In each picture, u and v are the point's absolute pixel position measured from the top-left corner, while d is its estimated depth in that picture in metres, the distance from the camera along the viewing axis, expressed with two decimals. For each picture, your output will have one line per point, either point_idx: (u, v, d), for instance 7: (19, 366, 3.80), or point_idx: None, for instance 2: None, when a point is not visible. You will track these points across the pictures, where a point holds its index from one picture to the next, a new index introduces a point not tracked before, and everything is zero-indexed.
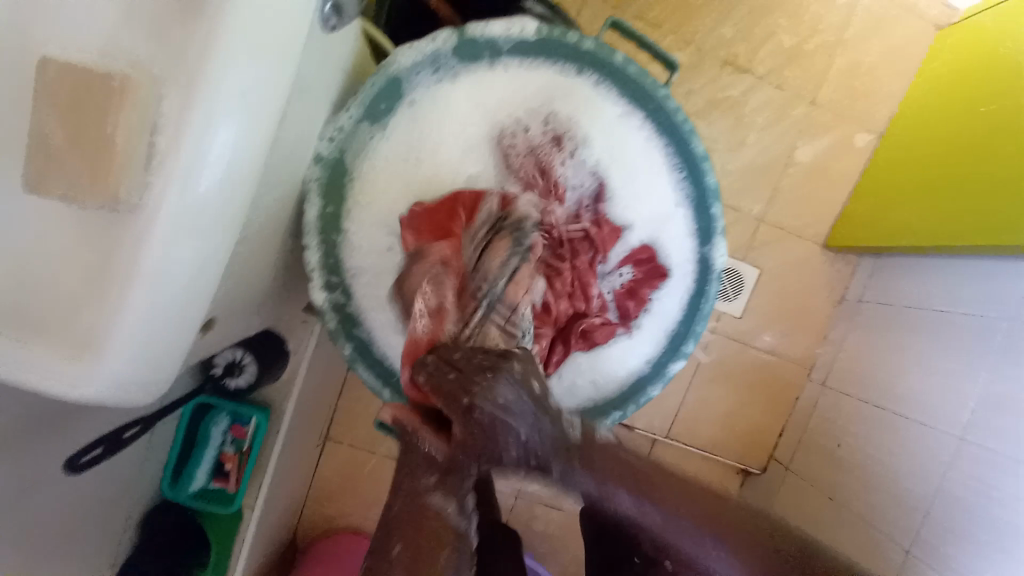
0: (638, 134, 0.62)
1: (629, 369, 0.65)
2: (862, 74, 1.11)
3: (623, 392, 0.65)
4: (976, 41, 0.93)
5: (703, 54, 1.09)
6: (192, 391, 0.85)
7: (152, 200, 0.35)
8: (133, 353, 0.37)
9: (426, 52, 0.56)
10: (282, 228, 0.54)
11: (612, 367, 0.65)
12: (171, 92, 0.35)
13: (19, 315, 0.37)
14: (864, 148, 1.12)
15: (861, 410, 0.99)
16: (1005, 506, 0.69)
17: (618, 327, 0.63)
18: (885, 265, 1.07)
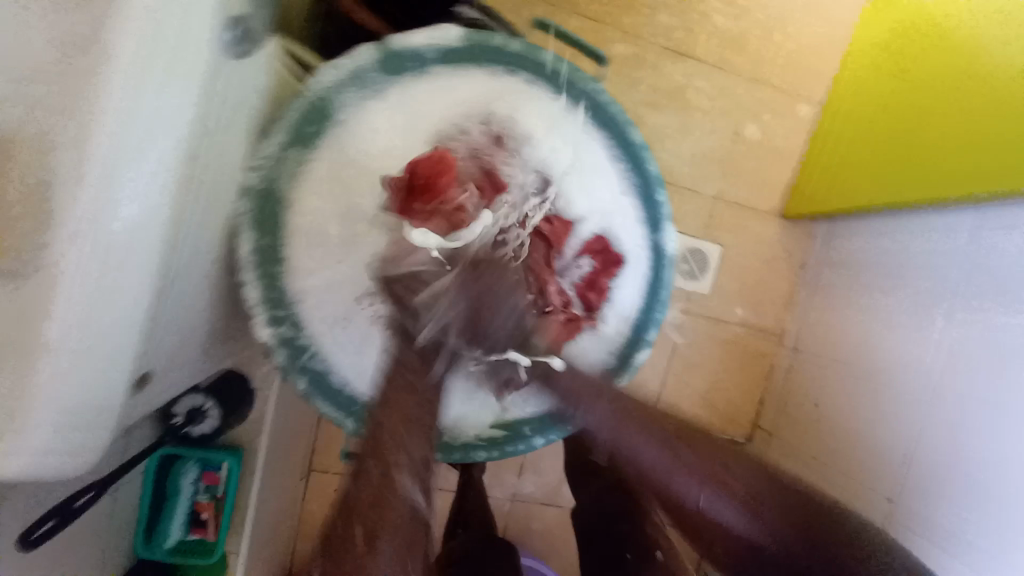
0: (579, 129, 0.61)
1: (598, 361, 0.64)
2: (796, 46, 1.13)
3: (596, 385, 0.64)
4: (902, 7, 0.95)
5: (642, 42, 1.09)
6: (150, 445, 0.78)
7: (55, 256, 0.33)
8: (50, 422, 0.34)
9: (349, 70, 0.55)
10: (213, 267, 0.52)
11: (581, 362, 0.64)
12: (61, 142, 0.33)
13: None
14: (805, 118, 1.15)
15: (833, 372, 1.02)
16: (977, 448, 0.71)
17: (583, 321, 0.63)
18: (838, 229, 1.10)
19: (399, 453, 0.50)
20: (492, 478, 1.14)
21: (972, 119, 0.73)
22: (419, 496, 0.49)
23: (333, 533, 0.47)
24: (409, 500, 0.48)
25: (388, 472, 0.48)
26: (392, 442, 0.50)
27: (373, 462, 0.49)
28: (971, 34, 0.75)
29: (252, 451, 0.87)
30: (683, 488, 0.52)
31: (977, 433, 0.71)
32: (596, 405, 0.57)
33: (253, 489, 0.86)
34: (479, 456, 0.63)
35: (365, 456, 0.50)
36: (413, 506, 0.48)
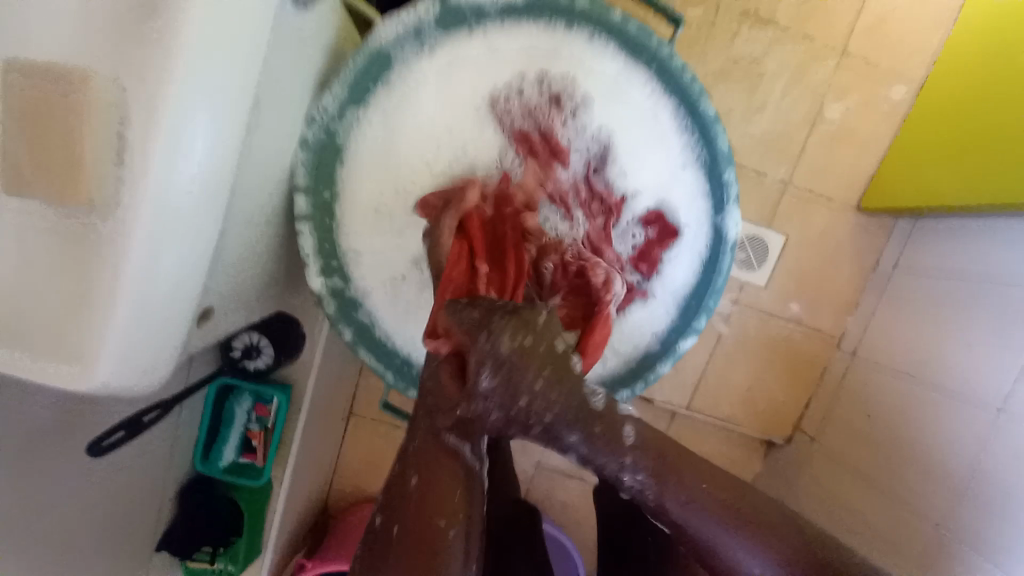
0: (640, 92, 0.58)
1: (636, 344, 0.63)
2: (900, 16, 1.00)
3: (633, 367, 0.63)
4: None
5: (721, 7, 1.01)
6: (212, 373, 0.88)
7: (127, 195, 0.35)
8: (130, 345, 0.37)
9: (409, 23, 0.53)
10: (273, 218, 0.54)
11: (617, 345, 0.63)
12: (134, 84, 0.34)
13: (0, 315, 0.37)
14: (901, 100, 1.03)
15: (891, 380, 0.95)
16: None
17: (634, 293, 0.62)
18: (925, 227, 1.00)
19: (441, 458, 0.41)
20: (519, 446, 1.17)
21: None
22: (471, 466, 0.42)
23: (375, 540, 0.40)
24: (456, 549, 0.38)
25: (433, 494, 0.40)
26: (428, 418, 0.43)
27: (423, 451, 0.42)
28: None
29: (299, 392, 0.93)
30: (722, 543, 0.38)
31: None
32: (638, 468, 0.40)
33: (298, 428, 0.92)
34: None
35: (417, 416, 0.44)
36: (467, 467, 0.42)
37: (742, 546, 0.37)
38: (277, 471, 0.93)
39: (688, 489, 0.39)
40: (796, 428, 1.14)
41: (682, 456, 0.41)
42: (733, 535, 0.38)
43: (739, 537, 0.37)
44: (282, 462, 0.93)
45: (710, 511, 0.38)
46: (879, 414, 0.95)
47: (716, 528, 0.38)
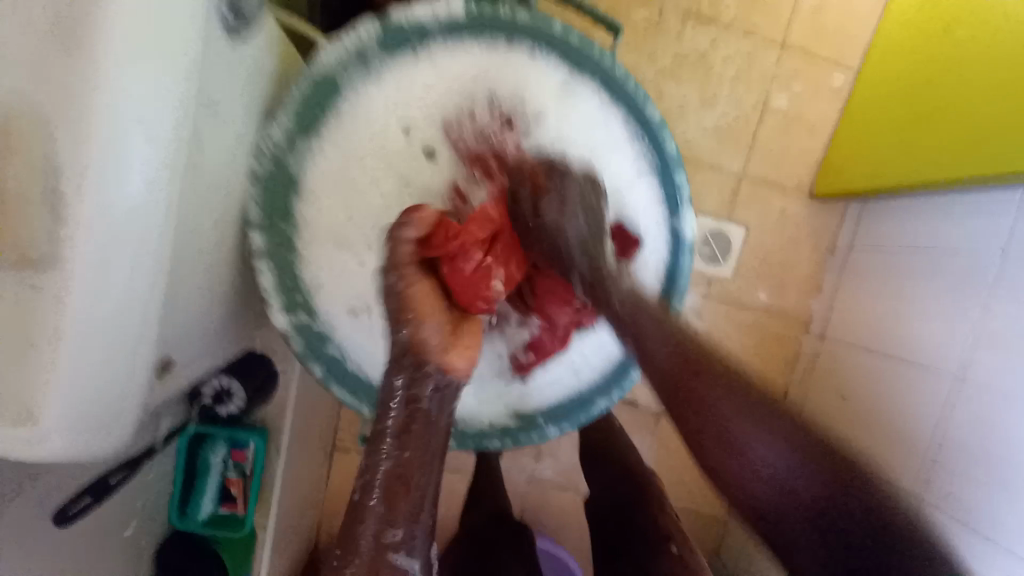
0: (589, 101, 0.59)
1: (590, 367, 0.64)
2: (830, 10, 1.06)
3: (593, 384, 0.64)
4: None
5: (663, 12, 1.04)
6: (183, 423, 0.83)
7: (66, 250, 0.33)
8: (73, 406, 0.35)
9: (352, 47, 0.53)
10: (227, 255, 0.53)
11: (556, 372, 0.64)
12: (65, 129, 0.32)
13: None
14: (839, 89, 1.09)
15: (860, 356, 0.99)
16: (998, 437, 0.69)
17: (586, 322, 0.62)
18: (875, 207, 1.04)
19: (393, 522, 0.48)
20: (509, 461, 1.15)
21: (1011, 84, 0.70)
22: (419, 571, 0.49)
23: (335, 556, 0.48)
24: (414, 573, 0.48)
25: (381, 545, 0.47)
26: (401, 482, 0.48)
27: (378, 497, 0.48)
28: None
29: (276, 432, 0.91)
30: (712, 408, 0.42)
31: (1006, 414, 0.68)
32: (645, 323, 0.47)
33: (280, 466, 0.90)
34: (491, 443, 0.63)
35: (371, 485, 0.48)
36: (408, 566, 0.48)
37: (731, 411, 0.41)
38: (260, 517, 0.91)
39: (681, 346, 0.45)
40: None
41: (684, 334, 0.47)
42: (724, 390, 0.42)
43: (728, 393, 0.42)
44: (265, 506, 0.91)
45: (704, 376, 0.43)
46: (852, 392, 0.98)
47: (710, 384, 0.43)
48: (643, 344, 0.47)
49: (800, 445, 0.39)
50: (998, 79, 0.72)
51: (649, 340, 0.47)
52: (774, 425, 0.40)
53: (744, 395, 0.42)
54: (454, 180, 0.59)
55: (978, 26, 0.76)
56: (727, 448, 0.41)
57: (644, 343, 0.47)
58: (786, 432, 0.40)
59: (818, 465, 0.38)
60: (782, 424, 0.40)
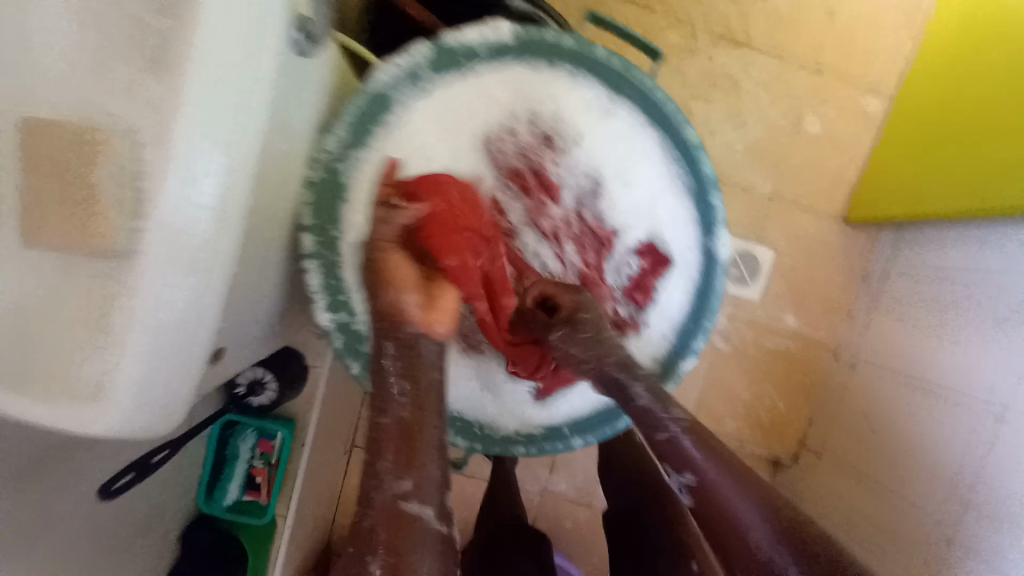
0: (626, 123, 0.61)
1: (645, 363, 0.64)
2: (867, 36, 1.06)
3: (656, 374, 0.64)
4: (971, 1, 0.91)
5: (697, 35, 1.06)
6: (217, 411, 0.87)
7: (144, 244, 0.36)
8: (141, 390, 0.38)
9: (406, 67, 0.56)
10: (280, 256, 0.56)
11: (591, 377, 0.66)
12: (152, 140, 0.36)
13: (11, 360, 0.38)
14: (874, 115, 1.08)
15: (891, 388, 0.97)
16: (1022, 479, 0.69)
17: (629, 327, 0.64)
18: (910, 233, 1.03)
19: (407, 470, 0.46)
20: (525, 470, 1.16)
21: None
22: (435, 518, 0.46)
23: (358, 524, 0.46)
24: (430, 526, 0.45)
25: (396, 495, 0.46)
26: (409, 441, 0.47)
27: (381, 446, 0.47)
28: None
29: (303, 425, 0.94)
30: (737, 509, 0.46)
31: None
32: (678, 426, 0.50)
33: (303, 458, 0.92)
34: (517, 450, 0.65)
35: (379, 433, 0.48)
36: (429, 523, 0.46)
37: (752, 511, 0.46)
38: (280, 508, 0.93)
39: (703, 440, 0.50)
40: (801, 440, 1.14)
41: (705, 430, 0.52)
42: (740, 490, 0.47)
43: (744, 492, 0.47)
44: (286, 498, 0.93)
45: (725, 474, 0.48)
46: (885, 423, 0.96)
47: (727, 482, 0.48)
48: (670, 438, 0.50)
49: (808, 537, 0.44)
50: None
51: (676, 434, 0.50)
52: (782, 515, 0.45)
53: (757, 496, 0.47)
54: (493, 194, 0.61)
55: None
56: (747, 545, 0.44)
57: (676, 438, 0.50)
58: (790, 521, 0.45)
59: (816, 553, 0.42)
60: (789, 518, 0.45)
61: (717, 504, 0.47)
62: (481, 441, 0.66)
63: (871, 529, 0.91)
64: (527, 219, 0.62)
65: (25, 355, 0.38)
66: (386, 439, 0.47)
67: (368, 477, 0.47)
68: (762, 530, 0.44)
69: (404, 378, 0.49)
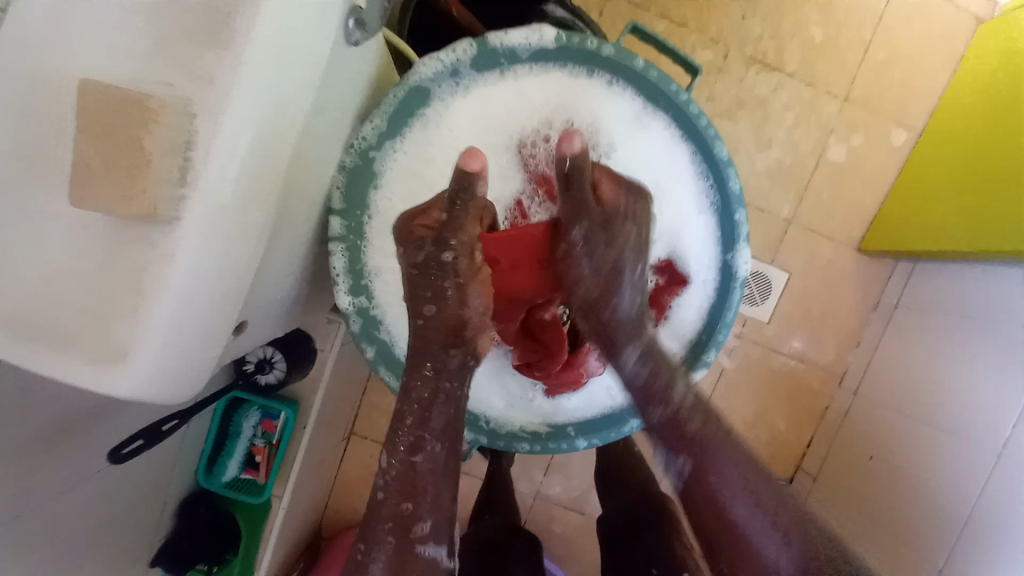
0: (657, 135, 0.61)
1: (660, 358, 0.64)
2: (898, 68, 1.06)
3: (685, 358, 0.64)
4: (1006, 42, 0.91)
5: (728, 54, 1.06)
6: (224, 387, 0.89)
7: (186, 212, 0.37)
8: (168, 356, 0.39)
9: (447, 63, 0.57)
10: (308, 238, 0.57)
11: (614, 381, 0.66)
12: (202, 110, 0.36)
13: (42, 316, 0.39)
14: (899, 147, 1.08)
15: (894, 418, 0.97)
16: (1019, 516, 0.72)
17: None
18: (924, 268, 1.04)
19: (421, 513, 0.50)
20: (520, 472, 1.16)
21: None
22: (445, 556, 0.51)
23: (358, 551, 0.50)
24: (442, 562, 0.51)
25: (409, 537, 0.50)
26: (418, 478, 0.51)
27: (394, 490, 0.51)
28: None
29: (307, 408, 0.94)
30: (730, 495, 0.52)
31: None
32: (686, 405, 0.55)
33: (304, 443, 0.93)
34: (521, 446, 0.65)
35: (387, 469, 0.52)
36: (433, 559, 0.50)
37: (744, 498, 0.51)
38: (278, 489, 0.93)
39: (709, 430, 0.54)
40: (799, 466, 1.12)
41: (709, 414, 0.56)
42: (736, 478, 0.52)
43: (739, 479, 0.52)
44: (283, 481, 0.93)
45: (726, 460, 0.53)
46: (883, 452, 0.97)
47: (726, 471, 0.53)
48: (675, 419, 0.55)
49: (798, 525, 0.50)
50: None
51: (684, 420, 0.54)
52: (774, 505, 0.51)
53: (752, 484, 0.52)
54: (518, 196, 0.62)
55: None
56: (737, 526, 0.51)
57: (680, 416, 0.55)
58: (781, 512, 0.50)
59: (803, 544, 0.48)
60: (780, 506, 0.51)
61: (713, 489, 0.52)
62: (485, 434, 0.65)
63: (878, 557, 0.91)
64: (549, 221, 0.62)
65: (61, 311, 0.39)
66: (392, 474, 0.52)
67: (374, 511, 0.51)
68: (755, 516, 0.50)
69: (422, 427, 0.53)
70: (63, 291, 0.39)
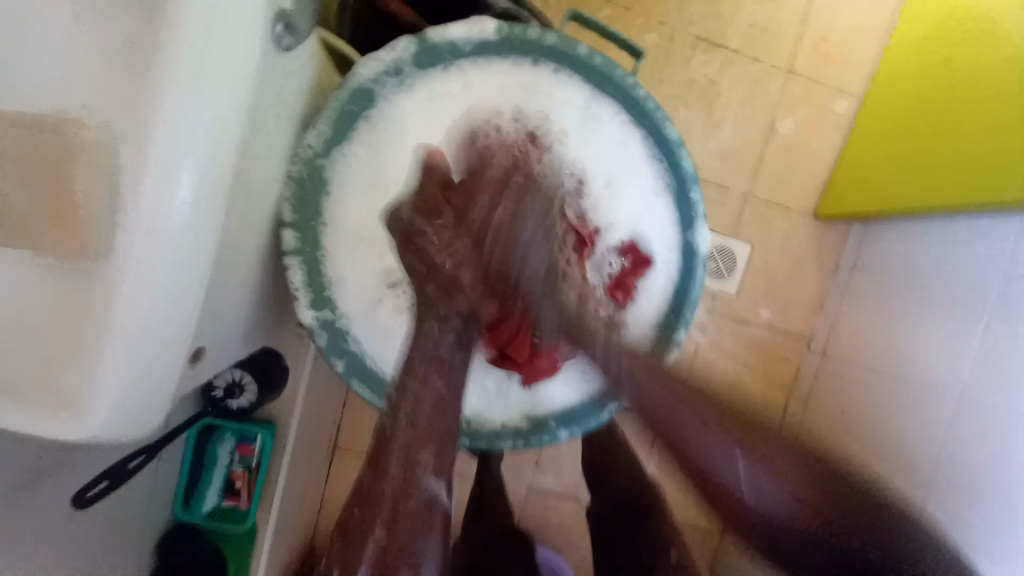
0: (608, 120, 0.61)
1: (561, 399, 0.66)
2: (836, 39, 1.10)
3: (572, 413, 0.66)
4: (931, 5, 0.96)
5: (673, 37, 1.08)
6: (195, 415, 0.86)
7: (121, 240, 0.35)
8: (119, 392, 0.37)
9: (389, 62, 0.56)
10: (262, 254, 0.55)
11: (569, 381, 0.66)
12: (132, 136, 0.35)
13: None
14: (843, 114, 1.12)
15: (863, 376, 1.02)
16: (986, 452, 0.74)
17: None
18: (875, 230, 1.08)
19: (425, 444, 0.53)
20: (510, 468, 1.16)
21: (994, 120, 0.75)
22: (444, 493, 0.53)
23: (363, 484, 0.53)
24: (438, 496, 0.52)
25: (412, 469, 0.52)
26: (421, 407, 0.54)
27: (404, 420, 0.53)
28: (1011, 31, 0.74)
29: (284, 428, 0.92)
30: (712, 457, 0.50)
31: (999, 439, 0.73)
32: (637, 371, 0.54)
33: (284, 463, 0.90)
34: (504, 444, 0.66)
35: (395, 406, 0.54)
36: (431, 494, 0.52)
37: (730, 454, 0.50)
38: (262, 514, 0.90)
39: (679, 397, 0.52)
40: None
41: (675, 379, 0.54)
42: (719, 441, 0.50)
43: (724, 442, 0.50)
44: (267, 504, 0.90)
45: (704, 426, 0.50)
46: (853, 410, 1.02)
47: (706, 438, 0.50)
48: (648, 400, 0.53)
49: (795, 469, 0.49)
50: (981, 119, 0.77)
51: (653, 394, 0.53)
52: (764, 459, 0.50)
53: (736, 441, 0.50)
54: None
55: (986, 53, 0.78)
56: (720, 481, 0.50)
57: (643, 391, 0.53)
58: (771, 465, 0.49)
59: (797, 486, 0.48)
60: (771, 453, 0.50)
61: (694, 457, 0.50)
62: (468, 436, 0.66)
63: None
64: None
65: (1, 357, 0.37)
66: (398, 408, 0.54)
67: (380, 442, 0.53)
68: (739, 474, 0.50)
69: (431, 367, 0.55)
70: (4, 337, 0.37)
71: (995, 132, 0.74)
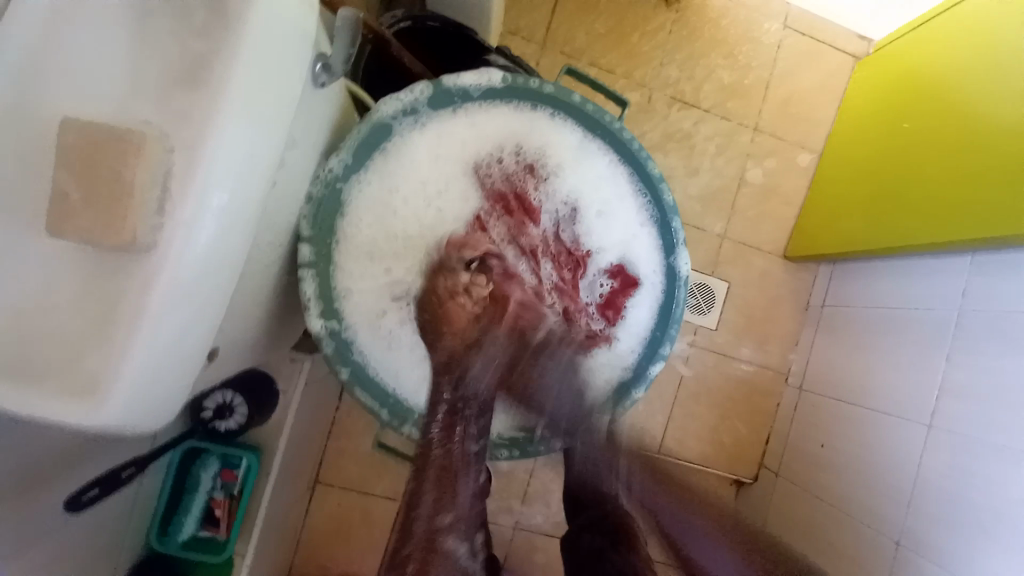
0: (597, 157, 0.69)
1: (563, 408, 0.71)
2: (796, 101, 1.23)
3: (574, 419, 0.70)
4: (884, 73, 1.09)
5: (653, 95, 1.20)
6: (182, 434, 0.85)
7: (164, 238, 0.38)
8: (141, 383, 0.39)
9: (407, 102, 0.63)
10: (278, 265, 0.59)
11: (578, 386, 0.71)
12: (182, 145, 0.39)
13: (28, 344, 0.38)
14: (806, 167, 1.24)
15: (837, 409, 1.06)
16: (957, 478, 0.80)
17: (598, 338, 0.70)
18: (840, 269, 1.17)
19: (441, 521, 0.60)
20: (500, 506, 1.15)
21: (951, 171, 0.85)
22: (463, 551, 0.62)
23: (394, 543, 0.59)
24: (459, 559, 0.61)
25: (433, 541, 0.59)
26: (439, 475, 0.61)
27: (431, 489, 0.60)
28: (964, 93, 0.86)
29: (270, 454, 0.91)
30: None
31: (970, 465, 0.79)
32: None
33: (265, 495, 0.89)
34: (500, 453, 0.69)
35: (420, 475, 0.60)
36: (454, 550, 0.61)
37: None
38: (240, 545, 0.88)
39: None
40: (759, 465, 1.21)
41: None
42: None
43: None
44: (247, 535, 0.88)
45: None
46: (831, 441, 1.05)
47: None
48: None
49: None
50: (939, 168, 0.87)
51: None
52: None
53: None
54: (477, 212, 0.67)
55: (945, 114, 0.89)
56: None
57: None
58: None
59: None
60: None
61: None
62: None
63: (823, 545, 0.99)
64: (506, 234, 0.68)
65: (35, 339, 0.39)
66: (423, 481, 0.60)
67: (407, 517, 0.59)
68: None
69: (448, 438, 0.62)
70: (41, 324, 0.39)
71: (956, 180, 0.84)
